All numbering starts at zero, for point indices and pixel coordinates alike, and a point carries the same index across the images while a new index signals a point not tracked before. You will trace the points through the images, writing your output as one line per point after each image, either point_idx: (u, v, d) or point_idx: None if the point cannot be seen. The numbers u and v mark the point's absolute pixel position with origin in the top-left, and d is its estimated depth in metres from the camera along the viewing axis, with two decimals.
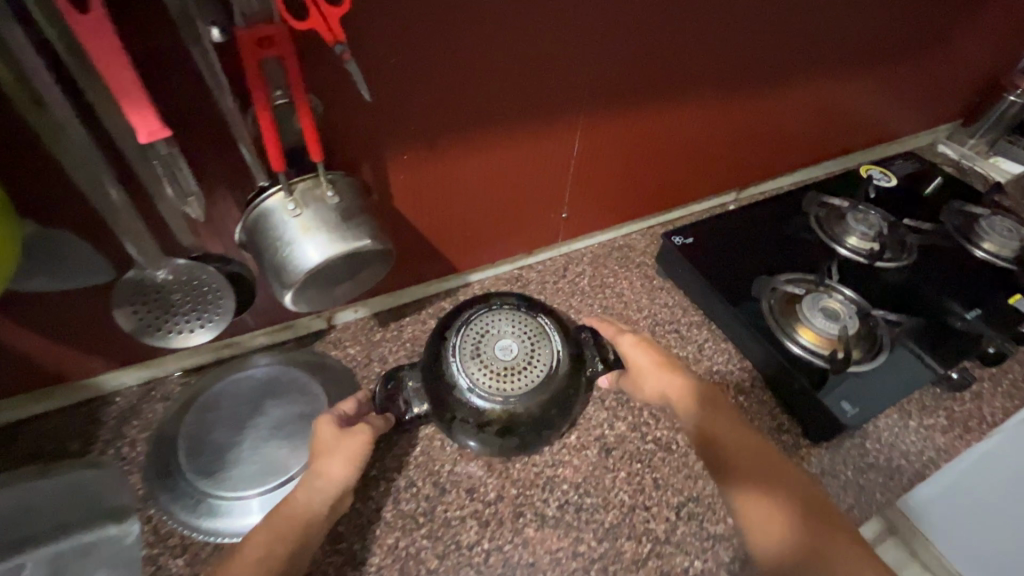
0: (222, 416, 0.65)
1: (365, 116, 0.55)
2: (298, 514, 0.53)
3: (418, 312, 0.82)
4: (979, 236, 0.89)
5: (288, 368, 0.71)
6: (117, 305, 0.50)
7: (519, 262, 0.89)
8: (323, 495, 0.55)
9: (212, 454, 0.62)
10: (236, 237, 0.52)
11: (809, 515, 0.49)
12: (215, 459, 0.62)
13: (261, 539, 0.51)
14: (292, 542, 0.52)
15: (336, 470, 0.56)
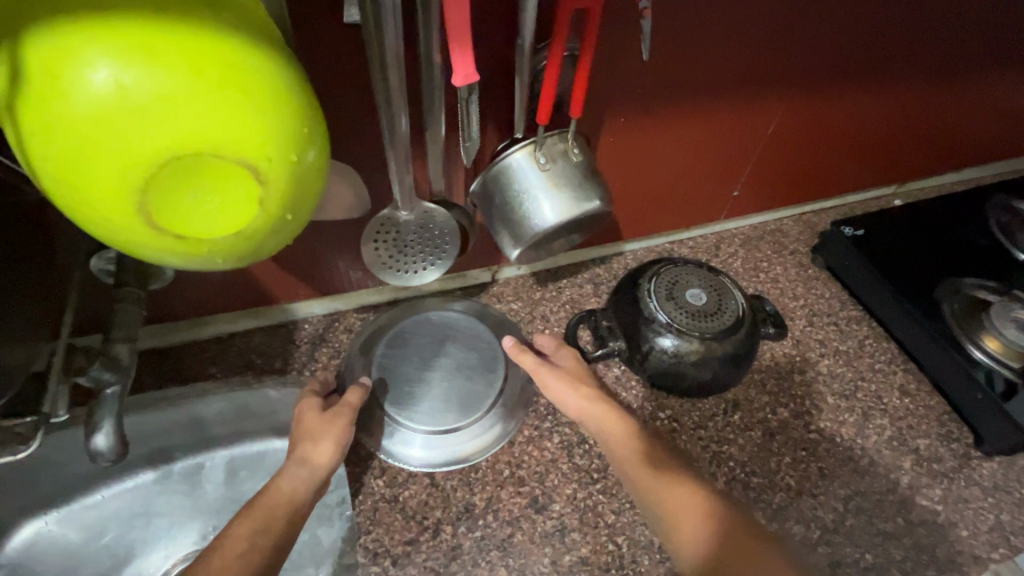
0: (410, 350, 0.68)
1: (607, 73, 0.53)
2: (272, 503, 0.49)
3: (574, 275, 0.82)
4: None
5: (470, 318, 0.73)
6: (363, 240, 0.53)
7: (673, 236, 0.85)
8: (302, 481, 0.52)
9: (398, 382, 0.66)
10: (473, 186, 0.53)
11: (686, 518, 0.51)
12: (399, 387, 0.66)
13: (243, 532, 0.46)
14: (262, 536, 0.47)
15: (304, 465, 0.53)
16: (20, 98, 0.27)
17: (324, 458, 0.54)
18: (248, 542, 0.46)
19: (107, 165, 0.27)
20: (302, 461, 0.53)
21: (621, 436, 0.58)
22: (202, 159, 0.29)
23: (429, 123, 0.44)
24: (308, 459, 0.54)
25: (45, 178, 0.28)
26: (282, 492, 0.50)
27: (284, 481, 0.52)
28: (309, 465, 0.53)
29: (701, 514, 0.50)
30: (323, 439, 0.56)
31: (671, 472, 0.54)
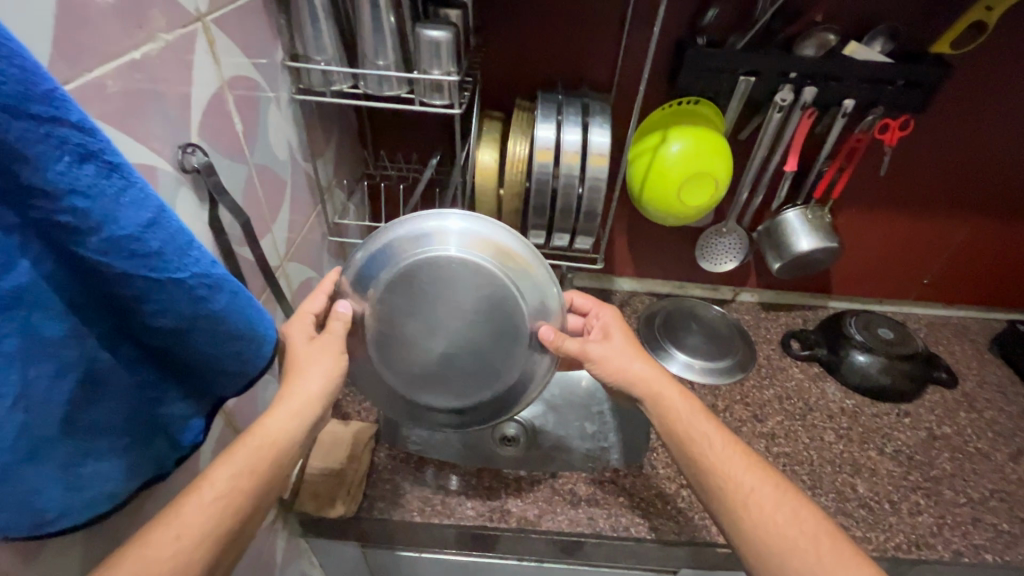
0: (450, 275, 0.63)
1: (855, 183, 0.98)
2: (250, 446, 0.48)
3: (789, 310, 1.20)
4: None
5: (542, 297, 0.65)
6: (698, 240, 1.02)
7: (869, 304, 1.20)
8: (285, 426, 0.50)
9: (420, 285, 0.63)
10: (761, 225, 0.99)
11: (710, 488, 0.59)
12: (410, 284, 0.63)
13: (218, 485, 0.44)
14: (245, 481, 0.45)
15: (299, 404, 0.52)
16: (661, 145, 0.81)
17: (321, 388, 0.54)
18: (229, 490, 0.44)
19: (678, 172, 0.80)
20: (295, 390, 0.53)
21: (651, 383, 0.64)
22: (703, 174, 0.80)
23: (761, 186, 0.92)
24: (300, 399, 0.53)
25: (648, 173, 0.83)
26: (270, 434, 0.49)
27: (275, 421, 0.50)
28: (309, 401, 0.53)
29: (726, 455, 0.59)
30: (322, 375, 0.55)
31: (733, 449, 0.60)
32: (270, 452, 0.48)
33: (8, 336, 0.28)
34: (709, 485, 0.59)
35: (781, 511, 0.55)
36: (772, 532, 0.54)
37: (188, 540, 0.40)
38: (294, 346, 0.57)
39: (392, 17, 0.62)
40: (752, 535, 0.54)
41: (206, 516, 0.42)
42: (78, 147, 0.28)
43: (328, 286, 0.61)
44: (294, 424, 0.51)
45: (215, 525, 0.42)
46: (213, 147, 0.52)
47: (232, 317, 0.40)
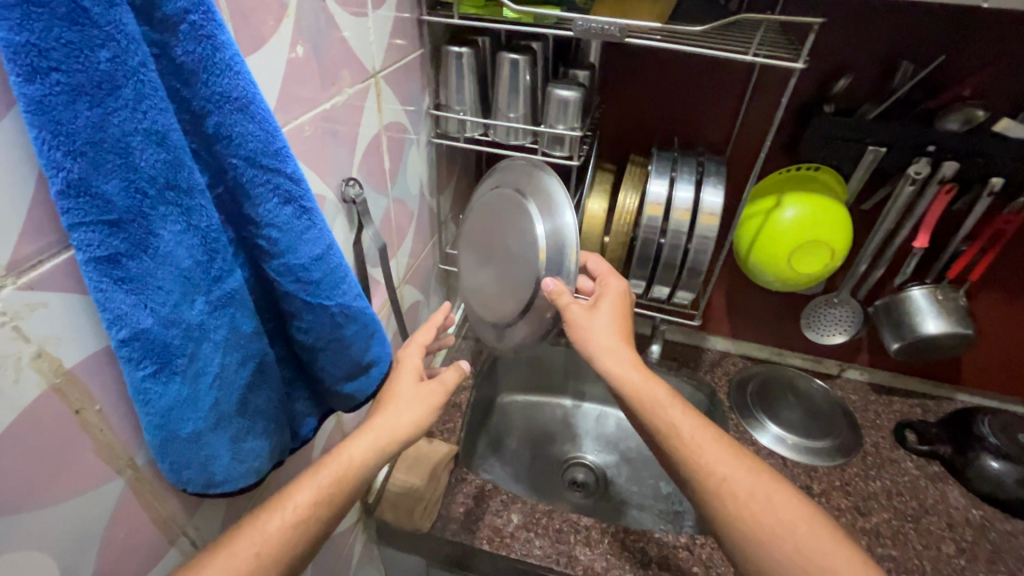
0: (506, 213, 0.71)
1: (999, 267, 0.88)
2: (330, 471, 0.49)
3: (906, 397, 1.08)
4: None
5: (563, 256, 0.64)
6: (806, 309, 0.97)
7: (1008, 403, 1.05)
8: (368, 456, 0.52)
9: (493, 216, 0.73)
10: (880, 299, 0.92)
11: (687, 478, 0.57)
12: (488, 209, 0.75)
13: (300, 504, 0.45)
14: (321, 506, 0.47)
15: (382, 439, 0.54)
16: (776, 210, 0.80)
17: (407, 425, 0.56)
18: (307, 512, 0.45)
19: (790, 237, 0.78)
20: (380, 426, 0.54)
21: (617, 355, 0.62)
22: (819, 244, 0.78)
23: (883, 260, 0.87)
24: (386, 431, 0.54)
25: (758, 236, 0.81)
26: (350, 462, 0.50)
27: (357, 451, 0.51)
28: (392, 436, 0.54)
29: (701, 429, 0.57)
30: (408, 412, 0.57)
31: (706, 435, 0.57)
32: (346, 481, 0.49)
33: (221, 328, 0.34)
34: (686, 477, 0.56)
35: (752, 491, 0.53)
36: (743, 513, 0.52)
37: (264, 560, 0.42)
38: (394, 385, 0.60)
39: (528, 76, 0.69)
40: (722, 513, 0.53)
41: (283, 538, 0.43)
42: (287, 193, 0.35)
43: (438, 322, 0.69)
44: (371, 460, 0.52)
45: (287, 548, 0.43)
46: (366, 180, 0.61)
47: (357, 345, 0.46)
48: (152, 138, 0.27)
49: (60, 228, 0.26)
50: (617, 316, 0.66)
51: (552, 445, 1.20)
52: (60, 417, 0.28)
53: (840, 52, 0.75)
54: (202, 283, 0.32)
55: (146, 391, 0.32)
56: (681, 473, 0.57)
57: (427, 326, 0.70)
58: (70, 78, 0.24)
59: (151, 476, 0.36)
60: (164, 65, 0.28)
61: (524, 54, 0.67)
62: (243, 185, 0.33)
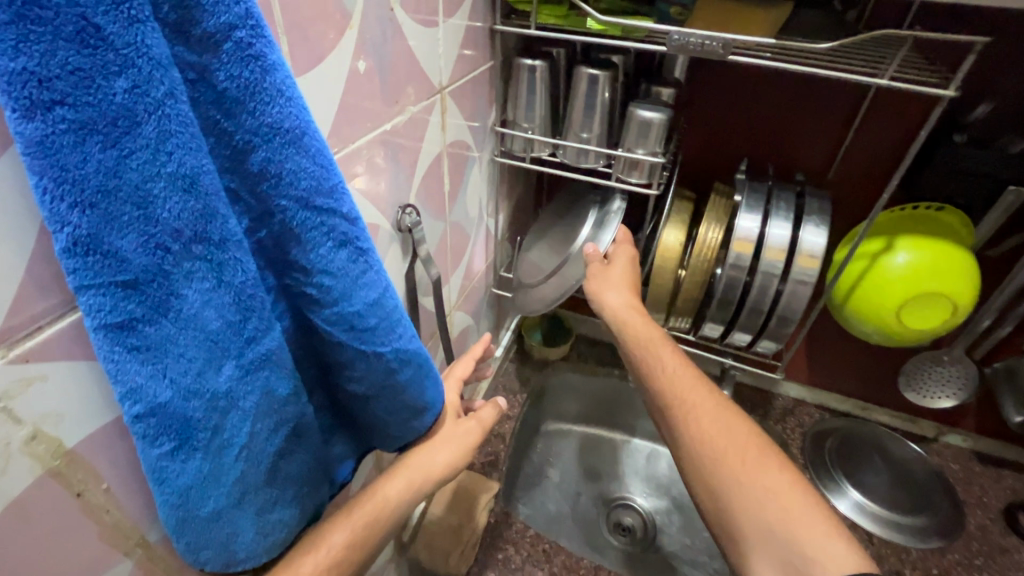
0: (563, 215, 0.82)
1: None
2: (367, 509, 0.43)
3: (1020, 472, 0.93)
4: None
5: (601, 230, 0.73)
6: (905, 366, 0.84)
7: None
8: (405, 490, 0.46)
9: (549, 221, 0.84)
10: (1000, 362, 0.79)
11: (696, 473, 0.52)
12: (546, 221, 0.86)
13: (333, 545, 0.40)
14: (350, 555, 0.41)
15: (418, 476, 0.47)
16: (885, 252, 0.69)
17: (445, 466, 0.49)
18: None
19: (902, 286, 0.67)
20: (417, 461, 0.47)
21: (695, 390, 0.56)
22: (936, 296, 0.66)
23: (1012, 318, 0.74)
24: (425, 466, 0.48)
25: (862, 282, 0.70)
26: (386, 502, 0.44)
27: (393, 488, 0.46)
28: (428, 469, 0.48)
29: (729, 436, 0.52)
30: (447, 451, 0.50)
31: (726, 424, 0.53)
32: (380, 521, 0.43)
33: (252, 393, 0.30)
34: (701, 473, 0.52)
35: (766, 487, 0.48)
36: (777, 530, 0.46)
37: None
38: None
39: (607, 93, 0.62)
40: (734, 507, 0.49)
41: None
42: (341, 234, 0.29)
43: (478, 352, 0.62)
44: (408, 497, 0.46)
45: None
46: (424, 204, 0.55)
47: (411, 389, 0.41)
48: (177, 184, 0.22)
49: (67, 289, 0.22)
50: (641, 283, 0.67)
51: (597, 482, 1.11)
52: (58, 504, 0.24)
53: (979, 75, 0.63)
54: (233, 345, 0.28)
55: (163, 470, 0.27)
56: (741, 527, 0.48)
57: (464, 358, 0.63)
58: (78, 113, 0.19)
59: (166, 552, 0.31)
60: (203, 93, 0.23)
61: (605, 70, 0.61)
62: (293, 229, 0.28)
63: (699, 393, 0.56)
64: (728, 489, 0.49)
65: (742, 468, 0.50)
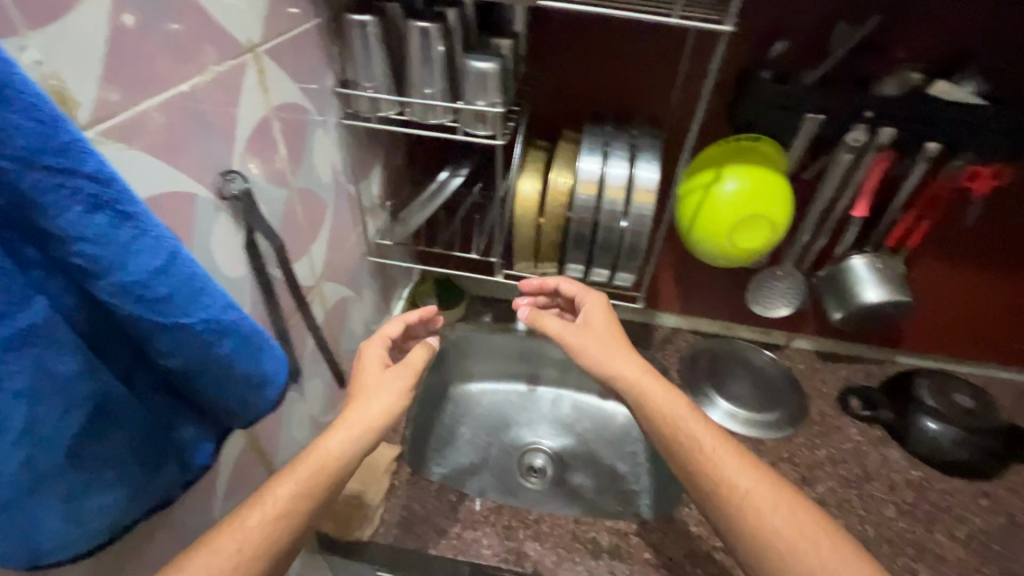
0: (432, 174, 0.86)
1: (940, 238, 0.87)
2: (318, 458, 0.54)
3: (850, 362, 1.10)
4: None
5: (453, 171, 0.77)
6: (751, 284, 0.96)
7: (947, 365, 1.07)
8: (348, 440, 0.57)
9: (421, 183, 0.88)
10: (821, 270, 0.91)
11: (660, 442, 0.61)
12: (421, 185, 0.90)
13: (286, 497, 0.51)
14: (301, 498, 0.52)
15: (358, 430, 0.58)
16: (716, 181, 0.76)
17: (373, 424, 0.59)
18: None
19: (731, 211, 0.76)
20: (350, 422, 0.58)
21: (607, 343, 0.67)
22: (759, 217, 0.76)
23: (825, 230, 0.86)
24: (366, 418, 0.59)
25: (700, 210, 0.77)
26: (327, 453, 0.55)
27: (334, 443, 0.56)
28: (368, 421, 0.59)
29: (687, 414, 0.61)
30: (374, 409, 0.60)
31: (681, 404, 0.62)
32: (329, 471, 0.54)
33: (17, 373, 0.28)
34: (672, 450, 0.60)
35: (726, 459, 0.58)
36: (734, 495, 0.56)
37: (248, 551, 0.47)
38: (364, 374, 0.64)
39: (441, 47, 0.62)
40: (695, 476, 0.58)
41: (262, 534, 0.48)
42: (89, 198, 0.28)
43: (401, 318, 0.71)
44: (349, 448, 0.57)
45: (267, 544, 0.48)
46: (255, 169, 0.53)
47: (240, 363, 0.39)
48: None
49: None
50: (604, 318, 0.69)
51: (508, 431, 1.16)
52: None
53: (776, 15, 0.71)
54: None
55: None
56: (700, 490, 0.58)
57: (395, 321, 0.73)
58: None
59: None
60: None
61: (435, 22, 0.60)
62: (26, 196, 0.26)
63: (628, 360, 0.65)
64: (692, 460, 0.59)
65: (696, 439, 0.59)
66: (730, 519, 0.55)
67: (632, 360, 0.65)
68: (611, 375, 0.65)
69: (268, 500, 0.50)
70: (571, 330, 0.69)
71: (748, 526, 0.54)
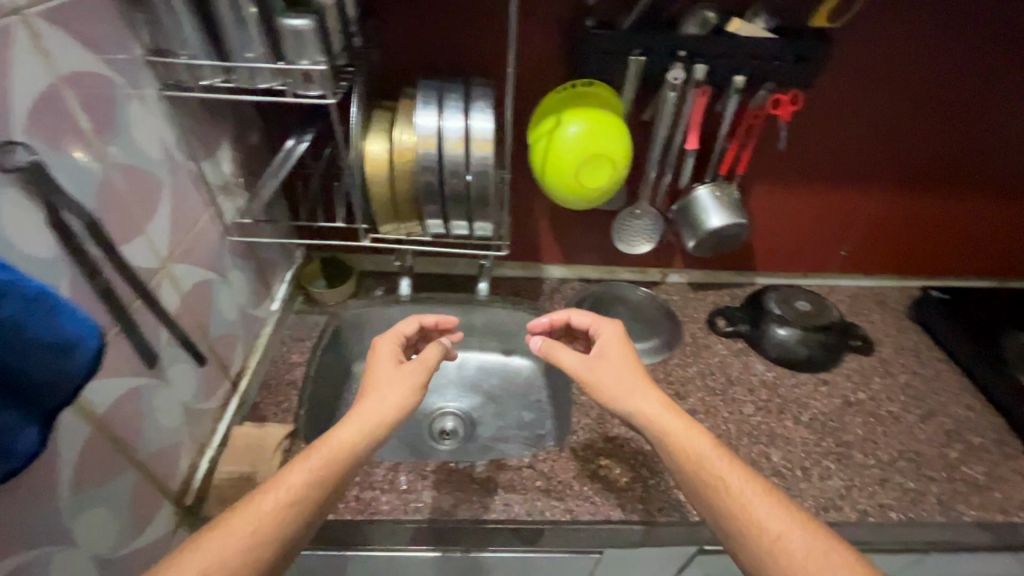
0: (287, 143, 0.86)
1: (763, 163, 1.00)
2: (331, 450, 0.61)
3: (717, 289, 1.22)
4: None
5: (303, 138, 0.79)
6: (615, 225, 1.04)
7: (794, 279, 1.22)
8: (358, 436, 0.64)
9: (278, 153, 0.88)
10: (673, 205, 1.00)
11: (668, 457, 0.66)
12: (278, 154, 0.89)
13: (299, 484, 0.58)
14: (311, 485, 0.58)
15: (369, 423, 0.65)
16: (558, 127, 0.82)
17: (383, 416, 0.67)
18: None
19: (574, 154, 0.81)
20: (362, 415, 0.66)
21: (598, 364, 0.75)
22: (602, 157, 0.81)
23: (667, 166, 0.94)
24: (375, 414, 0.66)
25: (548, 154, 0.83)
26: (338, 443, 0.62)
27: (345, 435, 0.63)
28: (378, 416, 0.66)
29: (697, 436, 0.66)
30: (383, 405, 0.68)
31: (688, 426, 0.67)
32: (337, 464, 0.61)
33: None
34: (681, 466, 0.64)
35: (729, 474, 0.62)
36: (738, 505, 0.60)
37: (264, 527, 0.54)
38: (377, 374, 0.73)
39: (253, 7, 0.61)
40: (701, 487, 0.62)
41: (277, 513, 0.55)
42: None
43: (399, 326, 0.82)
44: (361, 442, 0.64)
45: (279, 525, 0.55)
46: (51, 143, 0.51)
47: (29, 325, 0.39)
48: None
49: None
50: (618, 347, 0.77)
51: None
52: None
53: None
54: None
55: None
56: (709, 505, 0.61)
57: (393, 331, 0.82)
58: None
59: None
60: None
61: None
62: None
63: (651, 397, 0.70)
64: (695, 473, 0.63)
65: (697, 456, 0.64)
66: (711, 502, 0.61)
67: (650, 391, 0.71)
68: (608, 393, 0.72)
69: (287, 487, 0.57)
70: (588, 362, 0.76)
71: (732, 509, 0.60)
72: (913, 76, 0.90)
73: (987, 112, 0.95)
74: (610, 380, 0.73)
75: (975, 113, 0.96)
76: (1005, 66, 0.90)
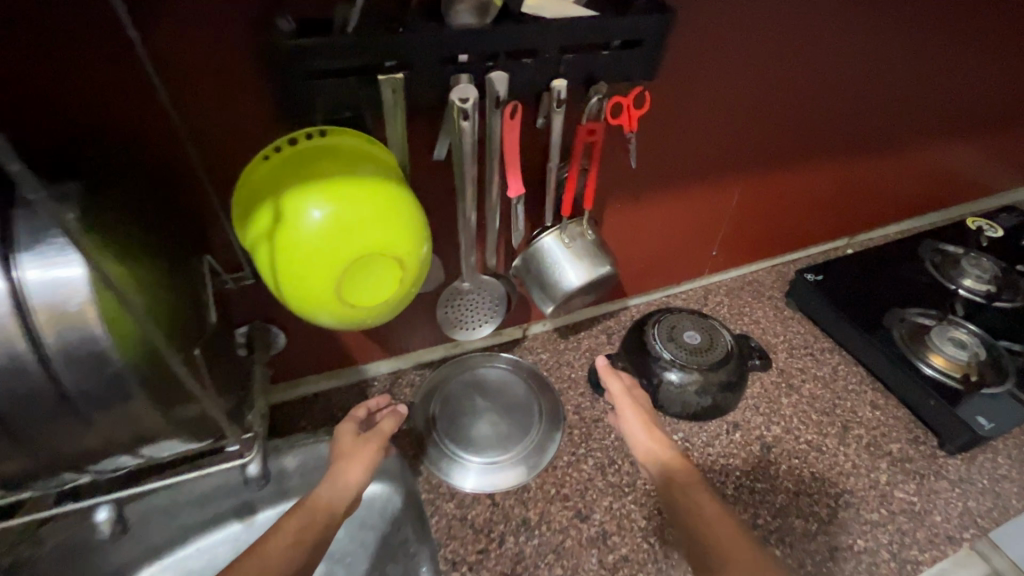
0: None
1: (609, 181, 0.74)
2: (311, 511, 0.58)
3: (589, 328, 0.97)
4: (959, 274, 1.00)
5: None
6: (439, 308, 0.72)
7: (667, 290, 1.03)
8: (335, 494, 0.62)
9: None
10: (513, 264, 0.71)
11: (667, 485, 0.64)
12: None
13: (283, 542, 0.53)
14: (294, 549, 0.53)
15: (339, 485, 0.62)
16: (280, 225, 0.45)
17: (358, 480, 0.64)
18: None
19: (324, 265, 0.46)
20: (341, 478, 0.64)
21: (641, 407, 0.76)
22: (377, 257, 0.47)
23: (489, 221, 0.63)
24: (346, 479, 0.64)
25: (279, 268, 0.46)
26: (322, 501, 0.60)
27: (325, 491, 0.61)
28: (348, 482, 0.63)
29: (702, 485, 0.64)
30: (360, 463, 0.66)
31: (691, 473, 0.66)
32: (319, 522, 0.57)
33: None
34: (671, 492, 0.63)
35: (720, 520, 0.58)
36: (717, 546, 0.55)
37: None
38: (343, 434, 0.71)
39: None
40: (686, 517, 0.60)
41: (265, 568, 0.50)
42: None
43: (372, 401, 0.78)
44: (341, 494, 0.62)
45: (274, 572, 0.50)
46: None
47: None
48: None
49: None
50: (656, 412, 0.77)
51: None
52: None
53: None
54: None
55: None
56: (691, 536, 0.58)
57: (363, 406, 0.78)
58: None
59: None
60: None
61: None
62: None
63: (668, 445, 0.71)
64: (687, 507, 0.61)
65: (689, 499, 0.62)
66: (695, 535, 0.57)
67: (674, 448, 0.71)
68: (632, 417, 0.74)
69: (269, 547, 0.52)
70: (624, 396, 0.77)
71: (712, 551, 0.55)
72: (764, 41, 0.71)
73: (835, 71, 0.82)
74: (636, 421, 0.73)
75: (822, 74, 0.81)
76: (847, 16, 0.76)
